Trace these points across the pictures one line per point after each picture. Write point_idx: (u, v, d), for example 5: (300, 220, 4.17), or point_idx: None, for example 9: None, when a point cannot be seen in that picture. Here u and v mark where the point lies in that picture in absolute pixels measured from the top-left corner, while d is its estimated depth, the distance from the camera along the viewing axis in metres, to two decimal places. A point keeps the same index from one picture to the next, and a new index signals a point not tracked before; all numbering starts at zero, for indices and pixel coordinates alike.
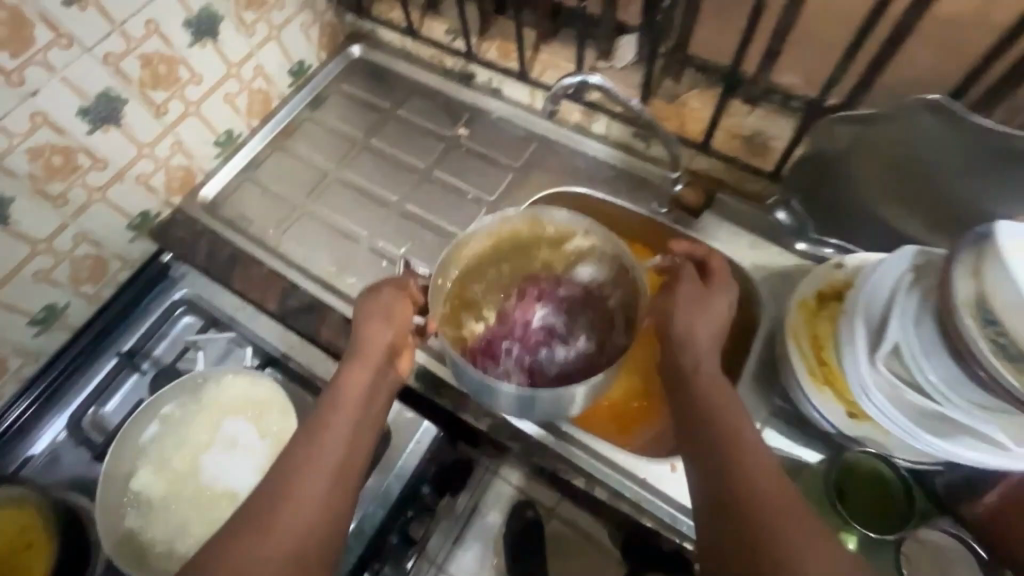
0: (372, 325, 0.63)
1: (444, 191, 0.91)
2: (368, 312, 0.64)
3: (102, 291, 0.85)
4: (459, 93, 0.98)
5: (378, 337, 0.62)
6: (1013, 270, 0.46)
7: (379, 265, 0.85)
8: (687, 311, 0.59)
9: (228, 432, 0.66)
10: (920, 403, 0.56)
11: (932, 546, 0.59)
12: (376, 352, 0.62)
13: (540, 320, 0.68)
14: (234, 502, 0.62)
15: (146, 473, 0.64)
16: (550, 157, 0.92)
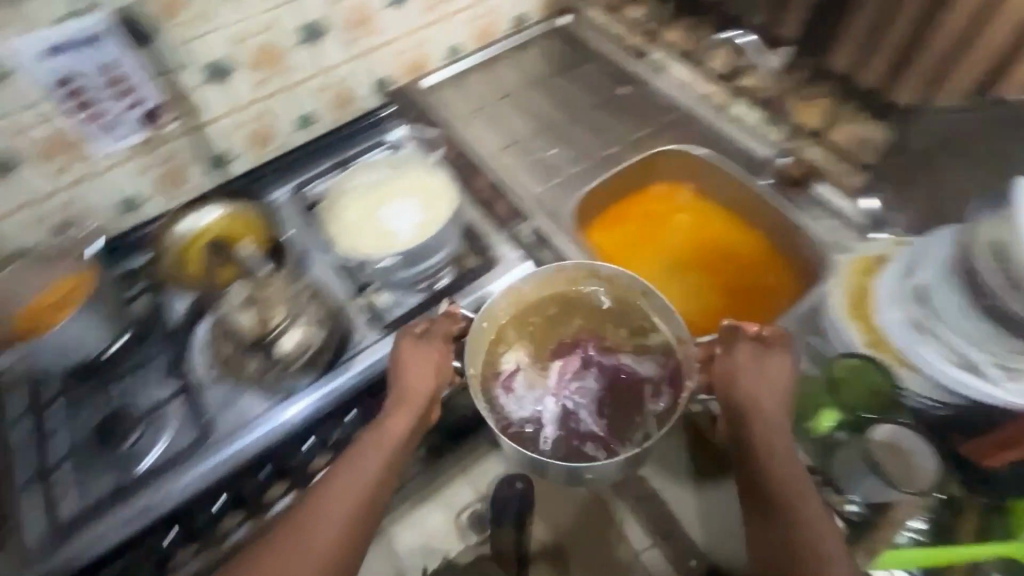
0: (417, 358, 0.81)
1: (595, 126, 1.14)
2: (415, 360, 0.81)
3: (339, 119, 1.20)
4: (631, 64, 1.21)
5: (418, 368, 0.80)
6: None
7: (529, 156, 1.10)
8: (736, 377, 0.73)
9: (407, 198, 0.93)
10: (932, 331, 0.68)
11: (897, 447, 0.69)
12: (424, 385, 0.80)
13: (579, 378, 0.81)
14: (392, 236, 0.90)
15: (349, 202, 0.95)
16: (687, 124, 1.11)
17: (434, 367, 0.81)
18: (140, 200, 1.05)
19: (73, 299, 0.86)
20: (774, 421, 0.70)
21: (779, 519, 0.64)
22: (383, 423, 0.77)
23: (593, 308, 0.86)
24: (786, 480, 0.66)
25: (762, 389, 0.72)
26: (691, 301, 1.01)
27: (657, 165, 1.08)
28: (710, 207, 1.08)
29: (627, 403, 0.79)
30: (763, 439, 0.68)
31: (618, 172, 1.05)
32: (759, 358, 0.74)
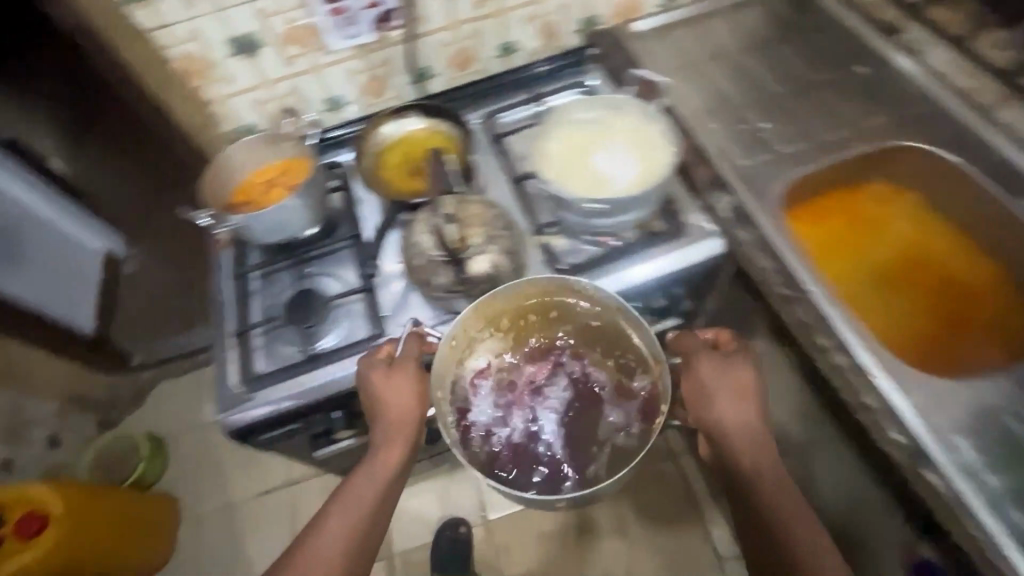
0: (401, 390, 0.80)
1: (818, 106, 1.01)
2: (390, 392, 0.80)
3: (537, 53, 1.17)
4: (876, 42, 1.05)
5: (401, 397, 0.80)
6: None
7: (737, 124, 1.00)
8: (712, 393, 0.82)
9: (620, 144, 0.83)
10: None
11: None
12: (407, 405, 0.81)
13: (543, 387, 0.84)
14: (604, 184, 0.80)
15: (554, 141, 0.85)
16: (936, 119, 0.95)
17: (406, 382, 0.80)
18: (346, 101, 1.11)
19: (297, 180, 0.96)
20: (755, 434, 0.80)
21: (770, 528, 0.76)
22: (370, 467, 0.82)
23: (576, 321, 0.85)
24: (769, 492, 0.77)
25: (735, 402, 0.81)
26: (904, 320, 0.90)
27: (891, 161, 0.96)
28: (935, 222, 0.95)
29: (595, 422, 0.82)
30: (749, 459, 0.79)
31: (842, 159, 0.94)
32: (724, 373, 0.82)
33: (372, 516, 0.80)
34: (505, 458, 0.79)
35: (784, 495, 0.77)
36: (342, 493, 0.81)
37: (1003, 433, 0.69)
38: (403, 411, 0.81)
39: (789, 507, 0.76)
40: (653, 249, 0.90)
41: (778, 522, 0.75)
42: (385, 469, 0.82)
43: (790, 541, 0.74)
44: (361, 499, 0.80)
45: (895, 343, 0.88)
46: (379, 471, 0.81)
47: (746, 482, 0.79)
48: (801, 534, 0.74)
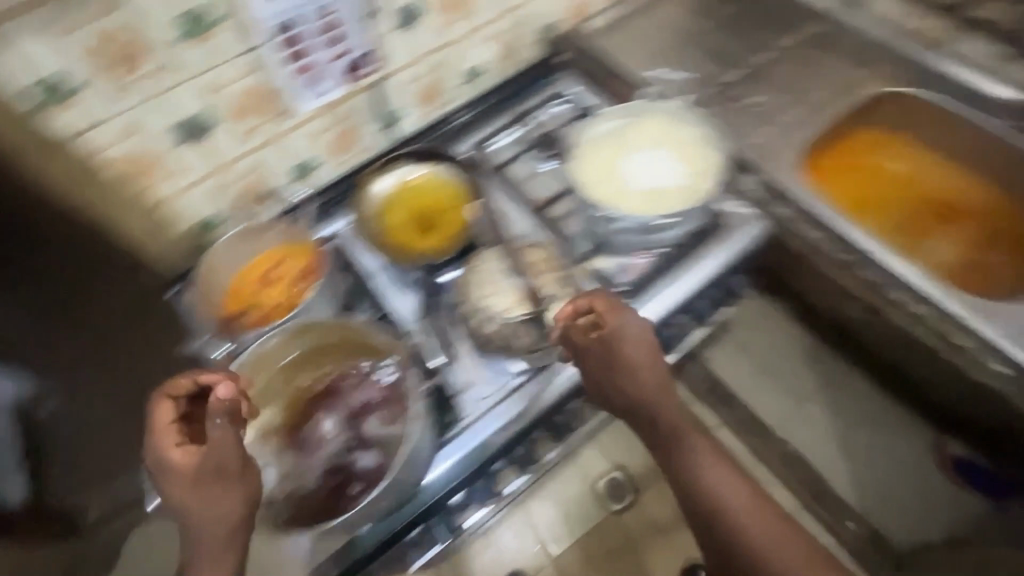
0: (209, 490, 0.62)
1: (794, 67, 1.03)
2: (208, 495, 0.62)
3: (503, 72, 1.09)
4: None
5: (217, 496, 0.62)
6: None
7: (732, 104, 0.99)
8: (624, 382, 0.71)
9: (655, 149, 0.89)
10: None
11: None
12: (227, 509, 0.62)
13: (316, 430, 0.72)
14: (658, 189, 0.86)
15: (593, 159, 0.90)
16: (904, 64, 1.00)
17: (210, 484, 0.62)
18: (313, 165, 0.96)
19: (300, 269, 0.85)
20: (665, 407, 0.72)
21: (695, 495, 0.71)
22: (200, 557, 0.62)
23: (326, 350, 0.76)
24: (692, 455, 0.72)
25: (634, 378, 0.71)
26: (937, 259, 0.95)
27: (868, 110, 1.01)
28: (925, 154, 1.03)
29: (380, 440, 0.70)
30: (668, 429, 0.72)
31: (831, 120, 0.97)
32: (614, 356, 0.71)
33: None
34: (308, 514, 0.68)
35: (699, 456, 0.72)
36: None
37: None
38: (235, 518, 0.62)
39: (707, 466, 0.72)
40: (708, 246, 0.86)
41: (700, 488, 0.71)
42: (230, 558, 0.63)
43: (716, 501, 0.70)
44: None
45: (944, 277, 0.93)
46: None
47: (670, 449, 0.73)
48: (722, 494, 0.70)
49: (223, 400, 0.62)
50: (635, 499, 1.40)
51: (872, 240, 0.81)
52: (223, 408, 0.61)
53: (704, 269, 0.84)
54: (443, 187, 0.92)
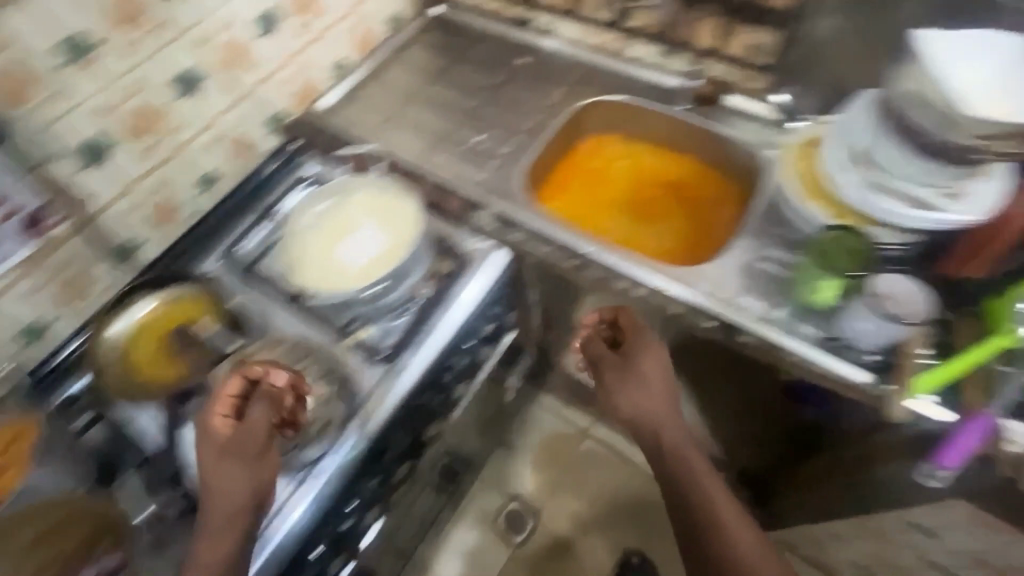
0: (237, 463, 0.71)
1: (507, 101, 1.14)
2: (230, 470, 0.71)
3: (244, 170, 1.10)
4: (516, 36, 1.23)
5: (229, 473, 0.70)
6: (936, 69, 0.66)
7: (459, 148, 1.08)
8: (640, 394, 0.82)
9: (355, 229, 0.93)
10: (864, 173, 0.75)
11: (892, 293, 0.72)
12: (241, 487, 0.70)
13: None
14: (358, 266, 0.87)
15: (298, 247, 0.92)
16: (594, 76, 1.14)
17: (235, 456, 0.71)
18: (46, 322, 0.90)
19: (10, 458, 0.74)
20: (665, 420, 0.81)
21: (692, 502, 0.76)
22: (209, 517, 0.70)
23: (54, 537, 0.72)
24: (694, 468, 0.78)
25: (643, 393, 0.82)
26: (667, 233, 1.04)
27: (580, 120, 1.13)
28: (641, 144, 1.13)
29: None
30: (671, 445, 0.79)
31: (547, 138, 1.07)
32: (628, 370, 0.83)
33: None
34: None
35: (696, 474, 0.78)
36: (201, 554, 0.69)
37: (769, 276, 0.84)
38: (248, 493, 0.71)
39: (704, 480, 0.77)
40: (457, 287, 0.91)
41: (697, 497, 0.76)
42: (233, 532, 0.69)
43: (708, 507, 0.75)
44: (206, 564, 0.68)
45: (675, 251, 1.01)
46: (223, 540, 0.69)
47: (673, 460, 0.79)
48: (715, 504, 0.75)
49: (273, 387, 0.76)
50: (536, 522, 1.56)
51: (591, 242, 0.91)
52: (275, 396, 0.76)
53: (458, 308, 0.89)
54: (183, 311, 0.86)
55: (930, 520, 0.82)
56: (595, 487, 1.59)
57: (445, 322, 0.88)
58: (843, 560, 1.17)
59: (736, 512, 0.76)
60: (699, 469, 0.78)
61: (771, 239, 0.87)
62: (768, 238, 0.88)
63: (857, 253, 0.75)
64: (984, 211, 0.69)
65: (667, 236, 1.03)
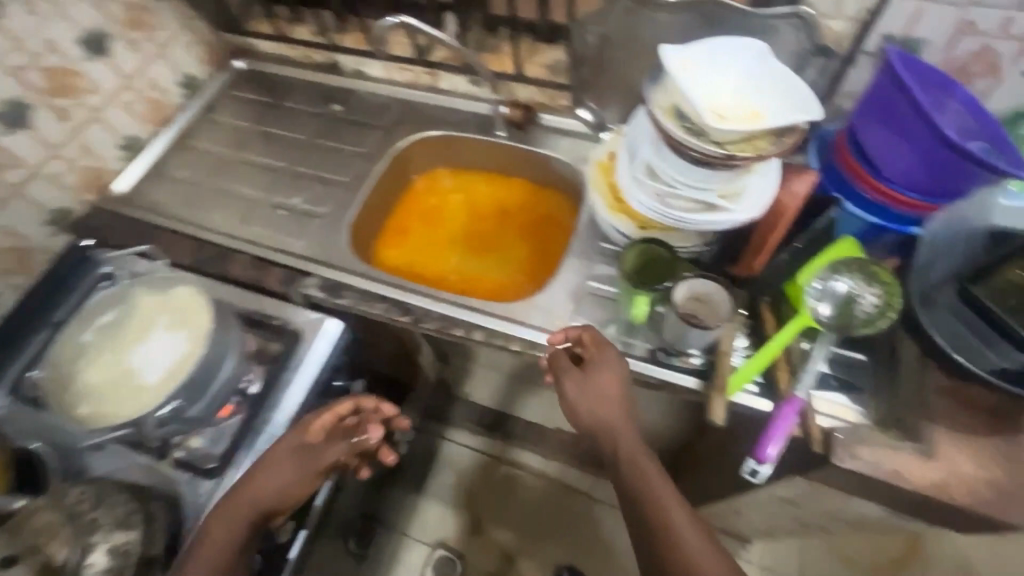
0: (291, 466, 0.73)
1: (325, 154, 1.08)
2: (269, 470, 0.72)
3: (28, 281, 0.96)
4: (328, 82, 1.17)
5: (278, 475, 0.72)
6: (682, 84, 0.68)
7: (277, 214, 1.01)
8: (593, 406, 0.71)
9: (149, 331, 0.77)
10: (655, 185, 0.77)
11: (697, 298, 0.75)
12: (279, 493, 0.71)
13: None
14: (152, 384, 0.73)
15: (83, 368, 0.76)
16: (412, 114, 1.11)
17: (302, 463, 0.73)
18: None
19: None
20: (623, 431, 0.71)
21: (648, 520, 0.65)
22: (229, 508, 0.70)
23: None
24: (652, 485, 0.67)
25: (604, 406, 0.71)
26: (510, 261, 1.03)
27: (405, 161, 1.09)
28: (471, 174, 1.12)
29: None
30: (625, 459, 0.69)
31: (371, 187, 1.03)
32: (587, 384, 0.72)
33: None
34: None
35: (649, 484, 0.67)
36: (204, 543, 0.68)
37: (599, 295, 0.86)
38: (277, 502, 0.72)
39: (661, 495, 0.66)
40: (288, 370, 0.84)
41: (650, 510, 0.66)
42: (240, 537, 0.69)
43: (664, 519, 0.64)
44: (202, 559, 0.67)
45: (520, 279, 1.01)
46: (227, 539, 0.69)
47: (629, 475, 0.68)
48: (669, 516, 0.64)
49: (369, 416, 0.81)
50: (465, 565, 1.50)
51: (424, 294, 0.89)
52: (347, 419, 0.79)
53: (291, 394, 0.82)
54: None
55: (789, 494, 0.85)
56: (517, 511, 1.57)
57: (279, 413, 0.81)
58: (745, 528, 1.21)
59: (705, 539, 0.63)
60: (658, 486, 0.67)
61: (594, 257, 0.90)
62: (594, 255, 0.90)
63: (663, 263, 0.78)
64: (760, 209, 0.73)
65: (511, 263, 1.03)
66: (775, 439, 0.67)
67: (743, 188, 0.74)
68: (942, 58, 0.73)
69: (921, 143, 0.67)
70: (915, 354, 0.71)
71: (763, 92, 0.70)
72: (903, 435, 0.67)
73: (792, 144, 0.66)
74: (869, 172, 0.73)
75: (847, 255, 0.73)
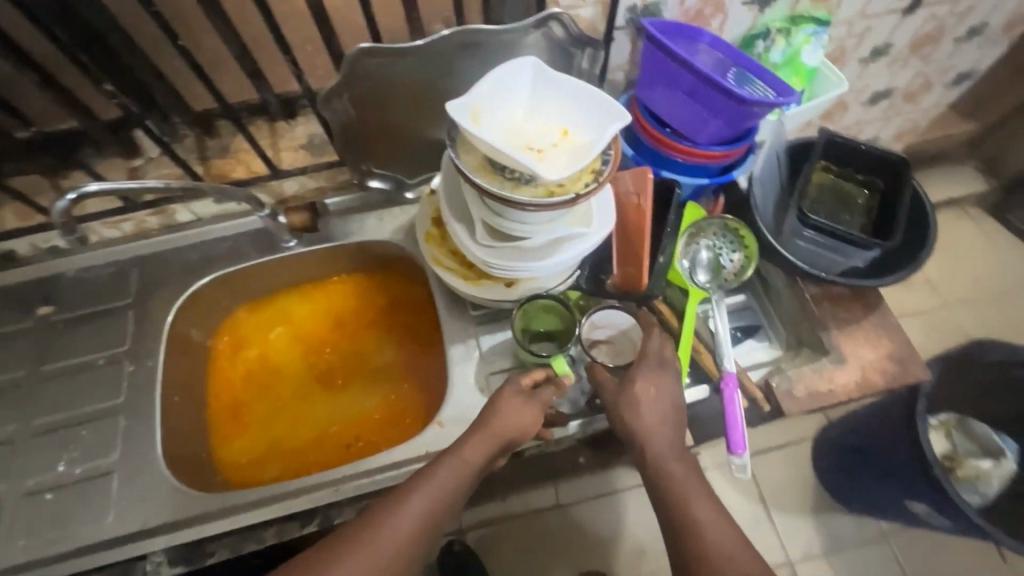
0: (519, 410, 0.63)
1: (68, 379, 0.77)
2: (505, 404, 0.63)
3: None
4: (10, 279, 0.82)
5: (515, 413, 0.63)
6: (485, 139, 0.58)
7: (44, 501, 0.69)
8: (631, 408, 0.64)
9: None
10: (508, 242, 0.68)
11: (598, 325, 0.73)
12: (522, 430, 0.62)
13: None
14: None
15: None
16: (162, 268, 0.84)
17: (535, 400, 0.65)
18: None
19: None
20: (653, 436, 0.63)
21: (674, 520, 0.60)
22: (460, 447, 0.61)
23: None
24: (684, 483, 0.62)
25: (636, 415, 0.64)
26: (385, 372, 0.87)
27: (187, 333, 0.83)
28: (277, 299, 0.90)
29: None
30: (655, 463, 0.63)
31: (164, 390, 0.77)
32: (622, 394, 0.65)
33: (423, 525, 0.56)
34: None
35: (675, 485, 0.62)
36: (437, 472, 0.59)
37: (503, 369, 0.76)
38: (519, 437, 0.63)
39: (688, 494, 0.61)
40: None
41: (674, 513, 0.60)
42: (464, 483, 0.59)
43: (686, 518, 0.59)
44: (423, 499, 0.57)
45: (406, 387, 0.85)
46: (462, 472, 0.59)
47: (660, 474, 0.63)
48: (690, 503, 0.60)
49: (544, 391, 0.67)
50: None
51: (313, 488, 0.69)
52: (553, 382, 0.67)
53: None
54: None
55: None
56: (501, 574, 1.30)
57: None
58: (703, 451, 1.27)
59: (733, 531, 0.59)
60: (687, 486, 0.61)
61: (476, 330, 0.79)
62: (474, 328, 0.79)
63: (554, 308, 0.74)
64: (611, 218, 0.69)
65: (386, 374, 0.87)
66: (739, 424, 0.67)
67: (590, 206, 0.69)
68: (679, 11, 0.76)
69: (724, 109, 0.67)
70: (782, 277, 0.77)
71: (566, 115, 0.64)
72: (813, 353, 0.73)
73: (618, 154, 0.63)
74: (681, 141, 0.73)
75: (697, 220, 0.76)
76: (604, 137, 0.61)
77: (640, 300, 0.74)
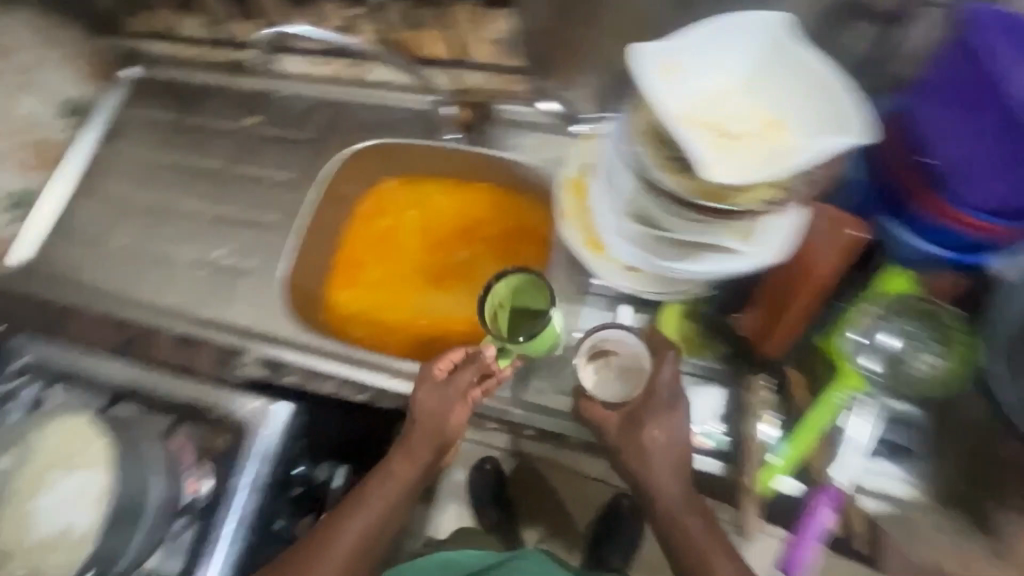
0: (438, 406, 0.67)
1: (248, 185, 0.91)
2: (427, 404, 0.68)
3: None
4: (238, 84, 0.95)
5: (432, 412, 0.67)
6: (661, 106, 0.48)
7: (200, 273, 0.86)
8: (645, 455, 0.59)
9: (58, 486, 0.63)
10: (643, 227, 0.58)
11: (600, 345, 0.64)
12: (448, 427, 0.68)
13: None
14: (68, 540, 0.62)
15: None
16: (343, 118, 0.90)
17: (456, 390, 0.68)
18: None
19: None
20: (667, 485, 0.59)
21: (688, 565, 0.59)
22: (389, 465, 0.69)
23: None
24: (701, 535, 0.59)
25: (651, 460, 0.59)
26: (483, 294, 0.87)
27: (339, 186, 0.90)
28: (423, 183, 0.92)
29: None
30: (666, 511, 0.59)
31: (306, 225, 0.87)
32: (636, 430, 0.59)
33: (373, 527, 0.67)
34: None
35: (698, 548, 0.58)
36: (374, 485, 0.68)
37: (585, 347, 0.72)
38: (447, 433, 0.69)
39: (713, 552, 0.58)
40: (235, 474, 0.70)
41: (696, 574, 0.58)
42: (403, 493, 0.68)
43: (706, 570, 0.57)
44: (365, 514, 0.67)
45: None
46: (398, 483, 0.68)
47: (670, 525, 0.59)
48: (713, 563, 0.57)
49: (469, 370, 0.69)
50: None
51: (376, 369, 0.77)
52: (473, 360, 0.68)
53: (242, 502, 0.69)
54: None
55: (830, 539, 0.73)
56: None
57: (230, 526, 0.68)
58: None
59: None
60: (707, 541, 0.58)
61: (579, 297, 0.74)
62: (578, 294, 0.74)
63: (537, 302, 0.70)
64: (780, 248, 0.54)
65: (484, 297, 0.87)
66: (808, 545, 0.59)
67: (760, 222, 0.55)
68: None
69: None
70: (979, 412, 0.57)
71: (782, 100, 0.49)
72: None
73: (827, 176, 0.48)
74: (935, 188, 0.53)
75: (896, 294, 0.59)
76: (815, 145, 0.46)
77: (756, 361, 0.64)
